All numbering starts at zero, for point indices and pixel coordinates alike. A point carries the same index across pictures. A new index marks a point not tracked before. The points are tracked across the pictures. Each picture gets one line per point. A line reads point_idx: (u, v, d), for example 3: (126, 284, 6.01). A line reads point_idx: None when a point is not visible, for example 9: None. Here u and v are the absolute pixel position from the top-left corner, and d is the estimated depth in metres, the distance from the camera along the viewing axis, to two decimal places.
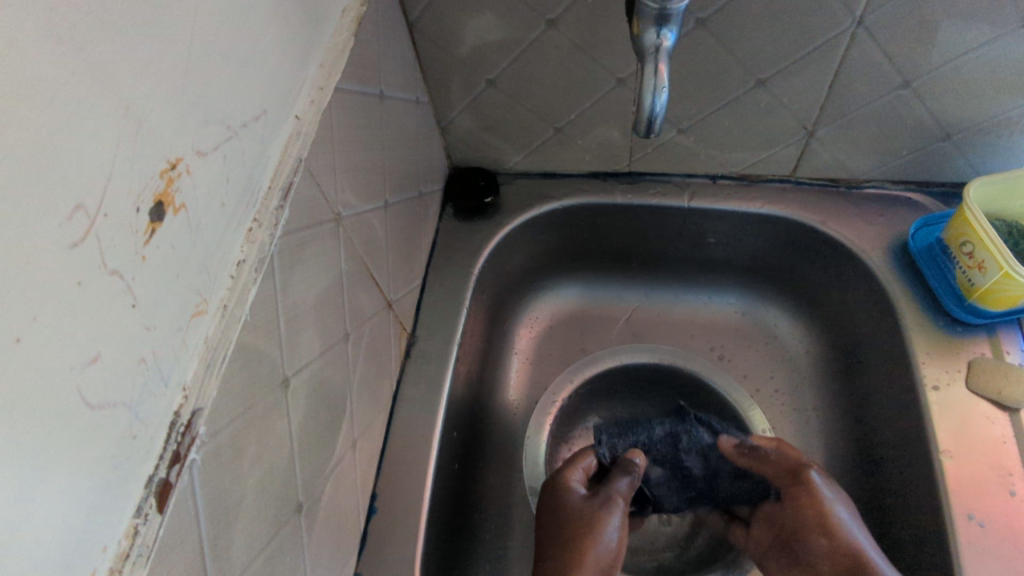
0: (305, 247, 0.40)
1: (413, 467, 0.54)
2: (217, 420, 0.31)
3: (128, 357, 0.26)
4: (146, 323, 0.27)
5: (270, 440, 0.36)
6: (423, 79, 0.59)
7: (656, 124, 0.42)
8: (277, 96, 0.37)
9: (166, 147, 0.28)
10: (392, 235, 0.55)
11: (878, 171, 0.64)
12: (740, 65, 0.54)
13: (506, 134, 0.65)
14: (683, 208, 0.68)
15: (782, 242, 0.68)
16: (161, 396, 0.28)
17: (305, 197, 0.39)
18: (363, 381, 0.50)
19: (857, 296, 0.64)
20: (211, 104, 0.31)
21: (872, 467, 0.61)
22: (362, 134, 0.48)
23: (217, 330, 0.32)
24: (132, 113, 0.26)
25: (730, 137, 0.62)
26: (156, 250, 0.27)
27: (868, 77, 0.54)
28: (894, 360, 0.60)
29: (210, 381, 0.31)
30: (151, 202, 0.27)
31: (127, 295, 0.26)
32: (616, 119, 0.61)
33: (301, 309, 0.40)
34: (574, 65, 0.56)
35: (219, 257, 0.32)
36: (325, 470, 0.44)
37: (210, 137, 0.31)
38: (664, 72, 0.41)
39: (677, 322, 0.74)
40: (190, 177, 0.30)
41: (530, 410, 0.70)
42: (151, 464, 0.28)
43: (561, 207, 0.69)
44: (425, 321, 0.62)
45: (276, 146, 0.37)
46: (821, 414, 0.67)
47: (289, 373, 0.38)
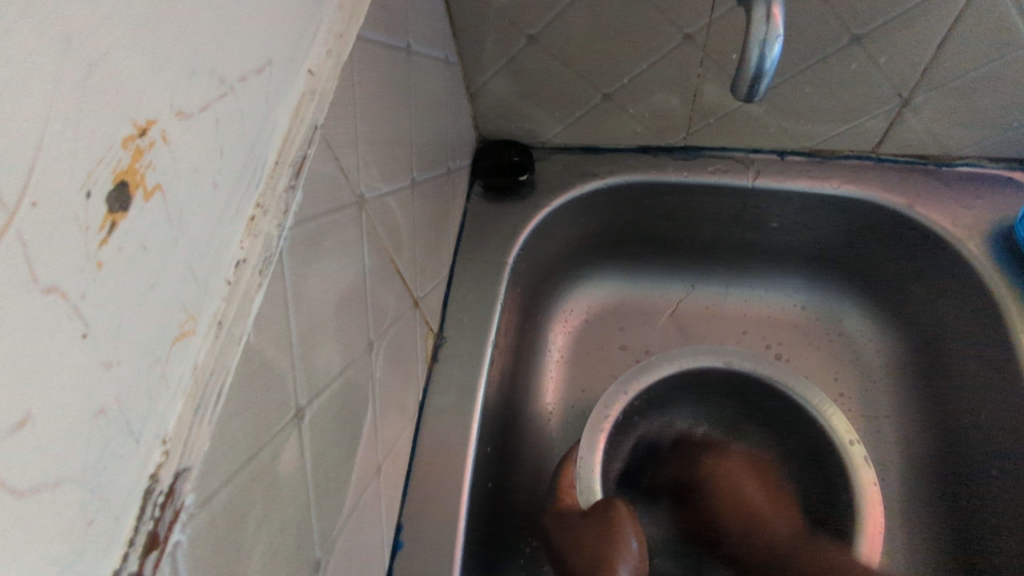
0: (323, 238, 0.31)
1: (443, 493, 0.47)
2: (210, 480, 0.23)
3: (80, 410, 0.18)
4: (106, 357, 0.19)
5: (279, 489, 0.28)
6: (453, 34, 0.50)
7: (760, 86, 0.33)
8: (287, 41, 0.28)
9: (132, 105, 0.19)
10: (418, 220, 0.47)
11: (975, 146, 0.55)
12: (836, 18, 0.45)
13: (546, 101, 0.57)
14: (746, 188, 0.59)
15: (857, 228, 0.60)
16: (131, 458, 0.20)
17: (322, 174, 0.31)
18: (387, 395, 0.42)
19: (945, 291, 0.56)
20: (197, 45, 0.22)
21: (967, 484, 0.53)
22: (387, 97, 0.39)
23: (210, 356, 0.24)
24: (75, 48, 0.17)
25: (808, 105, 0.53)
26: (119, 253, 0.19)
27: (987, 34, 0.45)
28: (993, 365, 0.52)
29: (200, 428, 0.23)
30: (110, 183, 0.19)
31: (73, 320, 0.18)
32: (676, 84, 0.52)
33: (319, 317, 0.31)
34: (634, 18, 0.47)
35: (212, 258, 0.24)
36: (345, 510, 0.36)
37: (195, 92, 0.22)
38: (778, 18, 0.32)
39: (730, 317, 0.67)
40: (169, 149, 0.21)
41: (568, 417, 0.62)
42: (118, 554, 0.20)
43: (605, 186, 0.60)
44: (454, 318, 0.54)
45: (286, 108, 0.28)
46: (897, 424, 0.60)
47: (303, 401, 0.30)
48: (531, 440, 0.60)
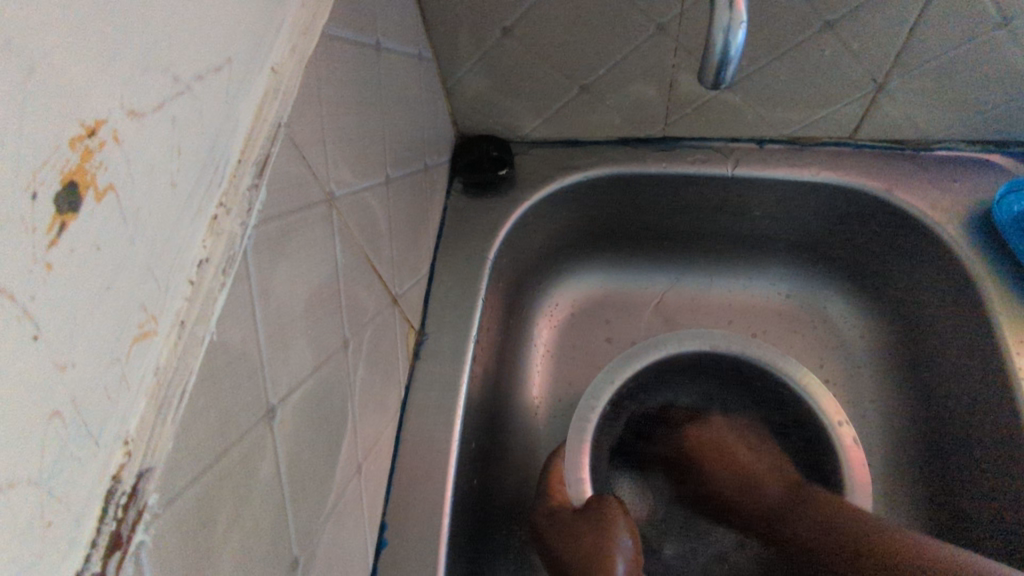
0: (291, 236, 0.31)
1: (427, 490, 0.47)
2: (176, 481, 0.23)
3: (32, 411, 0.18)
4: (58, 359, 0.19)
5: (252, 488, 0.28)
6: (427, 30, 0.50)
7: (727, 74, 0.33)
8: (247, 39, 0.28)
9: (79, 105, 0.19)
10: (395, 217, 0.47)
11: (952, 130, 0.55)
12: (806, 5, 0.45)
13: (523, 96, 0.56)
14: (726, 177, 0.59)
15: (837, 214, 0.60)
16: (90, 459, 0.20)
17: (288, 172, 0.31)
18: (366, 393, 0.42)
19: (926, 275, 0.56)
20: (147, 44, 0.22)
21: (949, 472, 0.54)
22: (357, 94, 0.39)
23: (172, 357, 0.23)
24: (13, 48, 0.17)
25: (784, 93, 0.54)
26: (70, 254, 0.19)
27: (958, 18, 0.45)
28: (972, 348, 0.52)
29: (164, 428, 0.23)
30: (58, 184, 0.19)
31: (22, 323, 0.18)
32: (652, 74, 0.52)
33: (289, 316, 0.31)
34: (606, 9, 0.47)
35: (173, 257, 0.24)
36: (324, 508, 0.36)
37: (148, 91, 0.22)
38: (741, 4, 0.32)
39: (715, 307, 0.67)
40: (121, 148, 0.21)
41: (554, 410, 0.62)
42: (80, 555, 0.20)
43: (585, 179, 0.60)
44: (436, 315, 0.54)
45: (247, 106, 0.28)
46: (881, 409, 0.60)
47: (275, 400, 0.30)
48: (517, 434, 0.60)
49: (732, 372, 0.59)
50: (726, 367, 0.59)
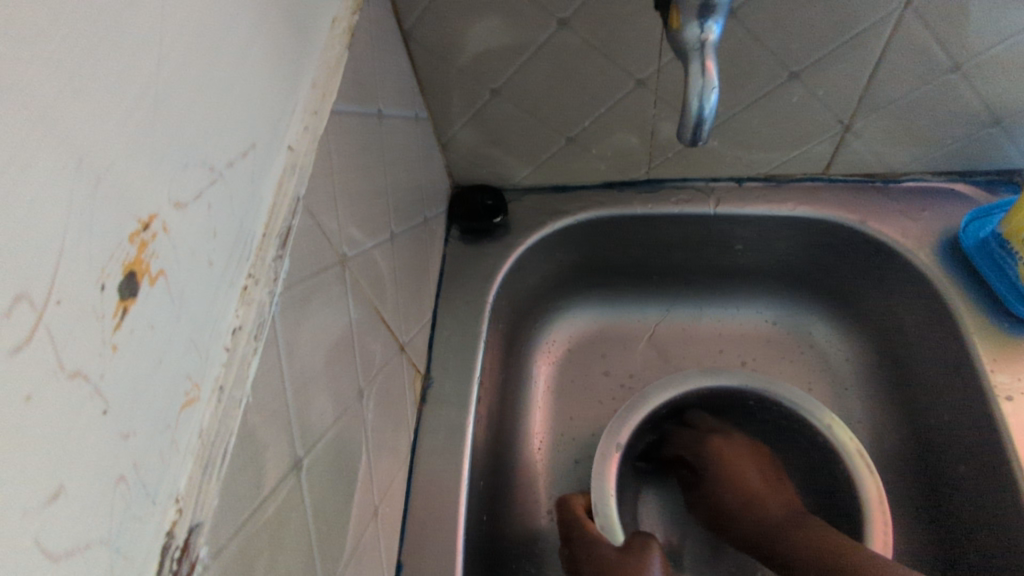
0: (310, 298, 0.34)
1: (440, 529, 0.49)
2: (221, 534, 0.26)
3: (103, 479, 0.20)
4: (123, 430, 0.21)
5: (284, 536, 0.30)
6: (422, 93, 0.53)
7: (702, 132, 0.36)
8: (266, 124, 0.31)
9: (136, 203, 0.22)
10: (399, 269, 0.50)
11: (917, 163, 0.59)
12: (773, 58, 0.49)
13: (513, 147, 0.60)
14: (709, 215, 0.62)
15: (816, 245, 0.63)
16: (148, 519, 0.22)
17: (306, 241, 0.33)
18: (379, 439, 0.45)
19: (903, 299, 0.60)
20: (188, 142, 0.25)
21: (941, 489, 0.56)
22: (362, 160, 0.42)
23: (214, 421, 0.26)
24: (88, 161, 0.20)
25: (758, 136, 0.57)
26: (131, 335, 0.22)
27: (913, 64, 0.49)
28: (955, 370, 0.55)
29: (209, 486, 0.25)
30: (120, 275, 0.21)
31: (94, 400, 0.20)
32: (633, 124, 0.56)
33: (311, 372, 0.34)
34: (588, 68, 0.51)
35: (211, 329, 0.26)
36: (345, 553, 0.38)
37: (190, 183, 0.25)
38: (712, 70, 0.35)
39: (705, 336, 0.69)
40: (169, 237, 0.24)
41: (556, 446, 0.64)
42: None
43: (576, 222, 0.64)
44: (441, 359, 0.56)
45: (268, 184, 0.31)
46: (871, 428, 0.62)
47: (301, 452, 0.32)
48: (523, 470, 0.62)
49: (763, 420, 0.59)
50: (753, 411, 0.60)
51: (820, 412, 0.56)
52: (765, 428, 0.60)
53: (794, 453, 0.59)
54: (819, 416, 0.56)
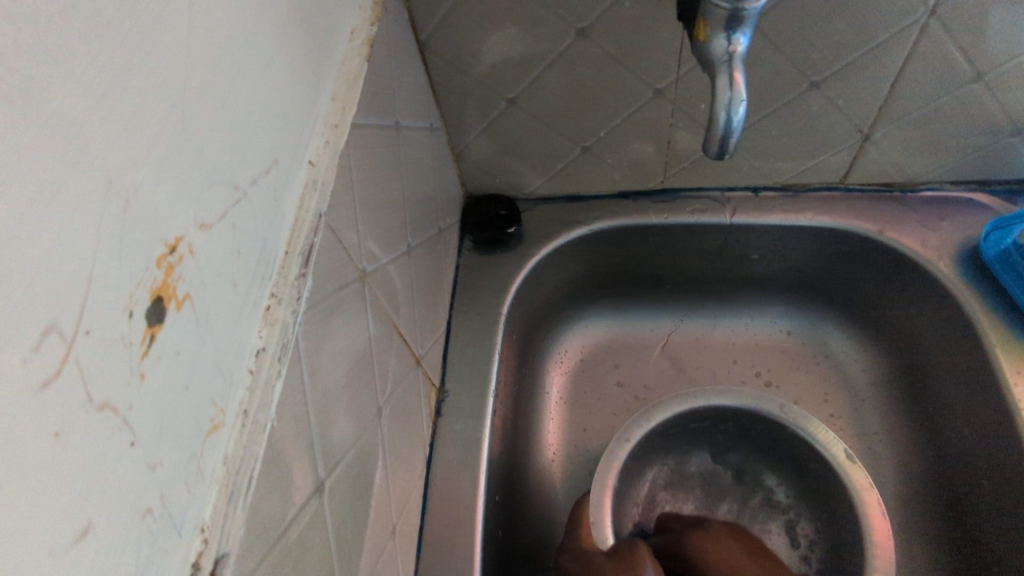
0: (332, 316, 0.33)
1: (457, 546, 0.48)
2: (247, 563, 0.25)
3: (131, 512, 0.20)
4: (150, 460, 0.20)
5: (307, 562, 0.30)
6: (436, 103, 0.53)
7: (730, 144, 0.36)
8: (288, 139, 0.30)
9: (163, 226, 0.21)
10: (415, 282, 0.49)
11: (936, 172, 0.58)
12: (793, 68, 0.49)
13: (527, 157, 0.59)
14: (725, 225, 0.62)
15: (832, 255, 0.62)
16: (174, 551, 0.22)
17: (327, 258, 0.33)
18: (396, 455, 0.44)
19: (922, 311, 0.59)
20: (213, 161, 0.24)
21: (961, 504, 0.55)
22: (380, 173, 0.41)
23: (239, 446, 0.25)
24: (116, 185, 0.19)
25: (776, 145, 0.57)
26: (157, 363, 0.21)
27: (935, 73, 0.48)
28: (976, 383, 0.54)
29: (235, 514, 0.24)
30: (147, 301, 0.20)
31: (123, 431, 0.19)
32: (649, 134, 0.55)
33: (332, 391, 0.33)
34: (605, 78, 0.50)
35: (235, 351, 0.26)
36: (364, 573, 0.37)
37: (215, 203, 0.24)
38: (741, 82, 0.35)
39: (718, 346, 0.68)
40: (195, 260, 0.23)
41: (570, 458, 0.63)
42: None
43: (590, 232, 0.63)
44: (455, 372, 0.56)
45: (290, 200, 0.30)
46: (889, 440, 0.61)
47: (323, 474, 0.32)
48: (537, 483, 0.61)
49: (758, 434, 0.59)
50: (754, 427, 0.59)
51: (809, 423, 0.56)
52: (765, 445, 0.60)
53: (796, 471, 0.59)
54: (807, 425, 0.56)
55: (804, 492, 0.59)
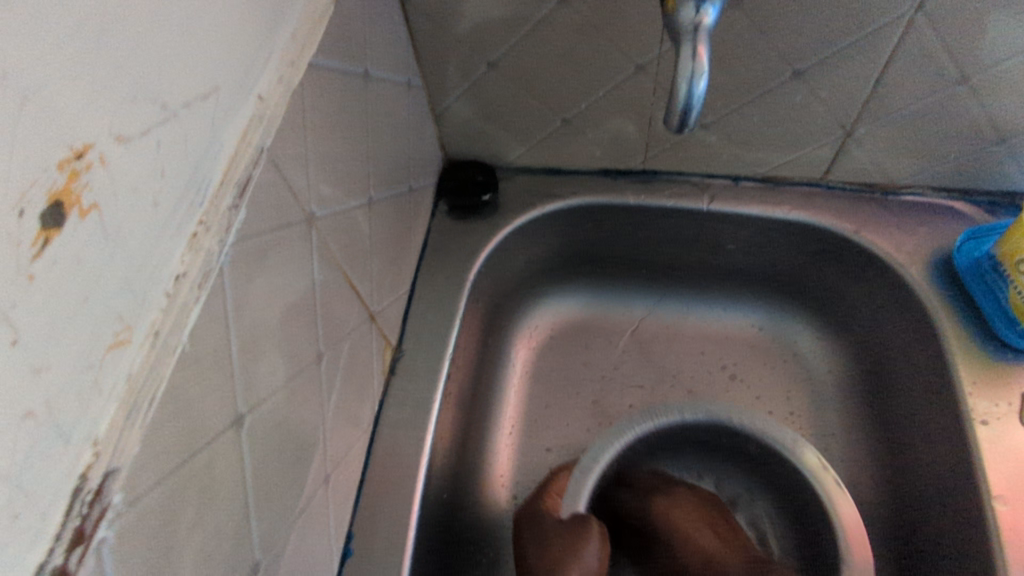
0: (269, 254, 0.33)
1: (394, 502, 0.48)
2: (141, 482, 0.25)
3: (8, 412, 0.19)
4: (35, 364, 0.20)
5: (216, 491, 0.30)
6: (417, 60, 0.52)
7: (690, 118, 0.35)
8: (235, 69, 0.30)
9: (70, 130, 0.21)
10: (376, 237, 0.49)
11: (918, 176, 0.58)
12: (778, 55, 0.48)
13: (508, 125, 0.59)
14: (702, 211, 0.61)
15: (809, 251, 0.62)
16: (59, 458, 0.22)
17: (269, 194, 0.33)
18: (339, 405, 0.44)
19: (892, 316, 0.58)
20: (137, 74, 0.24)
21: (909, 511, 0.55)
22: (342, 120, 0.41)
23: (144, 366, 0.25)
24: (11, 79, 0.19)
25: (758, 135, 0.56)
26: (51, 267, 0.21)
27: (919, 72, 0.47)
28: (934, 392, 0.54)
29: (131, 432, 0.24)
30: (44, 202, 0.20)
31: (2, 328, 0.19)
32: (631, 111, 0.55)
33: (262, 327, 0.33)
34: (588, 49, 0.49)
35: (150, 271, 0.25)
36: (290, 516, 0.37)
37: (136, 118, 0.24)
38: (703, 55, 0.34)
39: (688, 335, 0.68)
40: (107, 170, 0.23)
41: (527, 430, 0.64)
42: (43, 547, 0.21)
43: (566, 207, 0.63)
44: (414, 332, 0.56)
45: (232, 131, 0.30)
46: (844, 442, 0.61)
47: (244, 408, 0.32)
48: (490, 452, 0.61)
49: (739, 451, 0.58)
50: (733, 446, 0.58)
51: (805, 453, 0.53)
52: (747, 460, 0.59)
53: (778, 490, 0.58)
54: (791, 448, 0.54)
55: (786, 511, 0.58)
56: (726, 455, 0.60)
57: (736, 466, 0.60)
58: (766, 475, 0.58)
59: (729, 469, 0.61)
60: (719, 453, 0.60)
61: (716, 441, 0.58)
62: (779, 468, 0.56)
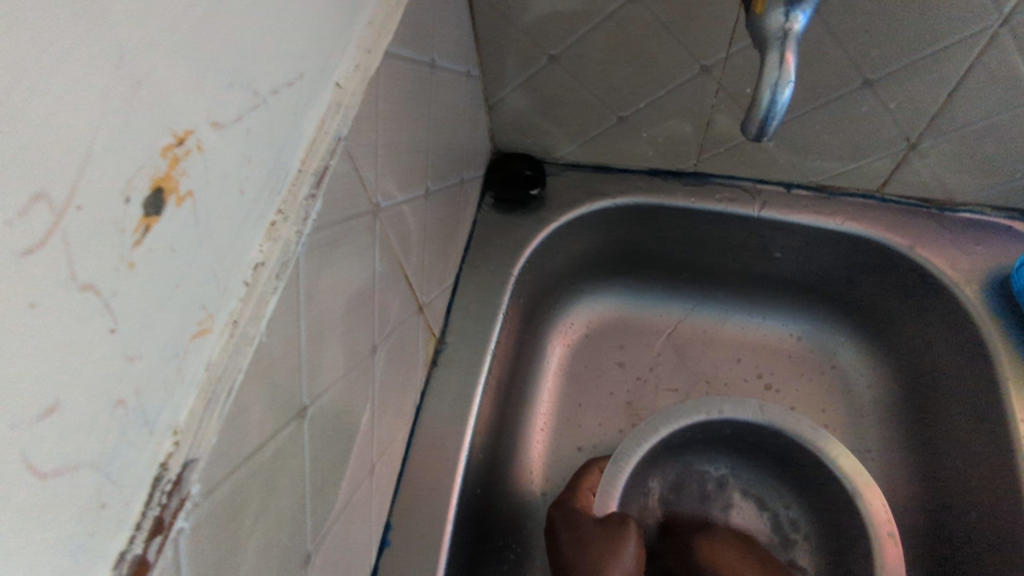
0: (338, 244, 0.33)
1: (433, 495, 0.48)
2: (216, 472, 0.25)
3: (103, 399, 0.19)
4: (129, 351, 0.20)
5: (279, 482, 0.30)
6: (477, 49, 0.51)
7: (769, 128, 0.34)
8: (319, 55, 0.29)
9: (174, 116, 0.20)
10: (429, 227, 0.48)
11: (979, 193, 0.56)
12: (850, 62, 0.47)
13: (561, 119, 0.58)
14: (753, 217, 0.60)
15: (858, 264, 0.61)
16: (144, 446, 0.21)
17: (342, 184, 0.32)
18: (386, 396, 0.44)
19: (939, 336, 0.57)
20: (237, 59, 0.23)
21: (948, 534, 0.54)
22: (408, 110, 0.40)
23: (223, 356, 0.25)
24: (129, 63, 0.18)
25: (818, 143, 0.55)
26: (150, 255, 0.20)
27: (995, 89, 0.46)
28: (982, 416, 0.53)
29: (211, 422, 0.24)
30: (146, 189, 0.20)
31: (103, 316, 0.19)
32: (690, 113, 0.54)
33: (328, 317, 0.33)
34: (654, 47, 0.48)
35: (233, 260, 0.25)
36: (338, 504, 0.37)
37: (231, 105, 0.23)
38: (791, 63, 0.33)
39: (725, 341, 0.68)
40: (203, 158, 0.22)
41: (561, 428, 0.63)
42: (126, 535, 0.21)
43: (614, 205, 0.62)
44: (457, 325, 0.55)
45: (313, 119, 0.30)
46: (882, 459, 0.60)
47: (307, 399, 0.31)
48: (523, 446, 0.61)
49: (766, 446, 0.58)
50: (759, 439, 0.58)
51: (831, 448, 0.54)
52: (773, 456, 0.59)
53: (803, 486, 0.58)
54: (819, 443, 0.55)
55: (811, 511, 0.58)
56: (754, 453, 0.60)
57: (763, 464, 0.60)
58: (792, 472, 0.58)
59: (754, 466, 0.61)
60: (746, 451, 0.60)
61: (752, 436, 0.58)
62: (805, 463, 0.56)
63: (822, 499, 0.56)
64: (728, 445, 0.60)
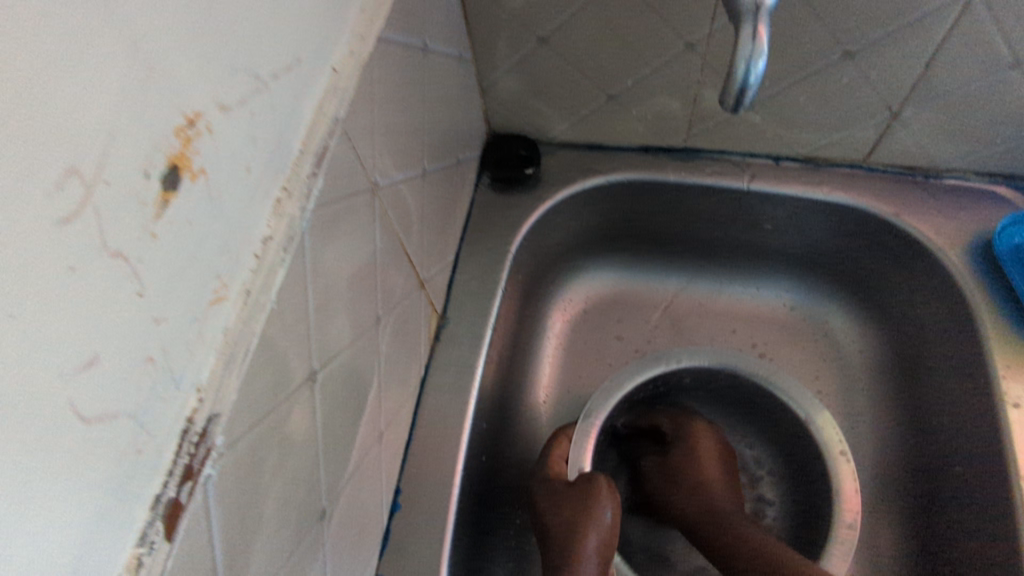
0: (340, 220, 0.35)
1: (439, 462, 0.50)
2: (237, 428, 0.27)
3: (133, 355, 0.21)
4: (155, 314, 0.22)
5: (293, 441, 0.32)
6: (468, 33, 0.53)
7: (746, 99, 0.36)
8: (315, 41, 0.31)
9: (184, 99, 0.22)
10: (427, 207, 0.50)
11: (961, 159, 0.58)
12: (830, 35, 0.48)
13: (553, 99, 0.60)
14: (742, 190, 0.62)
15: (845, 232, 0.62)
16: (172, 401, 0.24)
17: (341, 163, 0.34)
18: (391, 368, 0.46)
19: (925, 299, 0.59)
20: (239, 46, 0.25)
21: (936, 489, 0.56)
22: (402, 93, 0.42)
23: (239, 321, 0.27)
24: (143, 51, 0.20)
25: (803, 115, 0.56)
26: (169, 227, 0.22)
27: (971, 56, 0.48)
28: (966, 374, 0.55)
29: (230, 381, 0.26)
30: (163, 166, 0.22)
31: (131, 280, 0.21)
32: (677, 89, 0.55)
33: (333, 289, 0.35)
34: (639, 26, 0.50)
35: (243, 234, 0.27)
36: (350, 467, 0.40)
37: (236, 89, 0.25)
38: (763, 35, 0.35)
39: (719, 312, 0.69)
40: (212, 138, 0.24)
41: (561, 400, 0.65)
42: (159, 480, 0.23)
43: (607, 183, 0.63)
44: (458, 302, 0.57)
45: (311, 102, 0.32)
46: (873, 421, 0.62)
47: (316, 365, 0.34)
48: (526, 417, 0.63)
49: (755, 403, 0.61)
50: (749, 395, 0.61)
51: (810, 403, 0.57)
52: (761, 416, 0.61)
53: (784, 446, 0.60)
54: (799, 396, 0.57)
55: (789, 470, 0.60)
56: (745, 411, 0.62)
57: (752, 423, 0.63)
58: (776, 432, 0.61)
59: (746, 427, 0.63)
60: (736, 408, 0.63)
61: (742, 392, 0.61)
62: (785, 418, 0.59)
63: (799, 456, 0.59)
64: (722, 401, 0.63)
